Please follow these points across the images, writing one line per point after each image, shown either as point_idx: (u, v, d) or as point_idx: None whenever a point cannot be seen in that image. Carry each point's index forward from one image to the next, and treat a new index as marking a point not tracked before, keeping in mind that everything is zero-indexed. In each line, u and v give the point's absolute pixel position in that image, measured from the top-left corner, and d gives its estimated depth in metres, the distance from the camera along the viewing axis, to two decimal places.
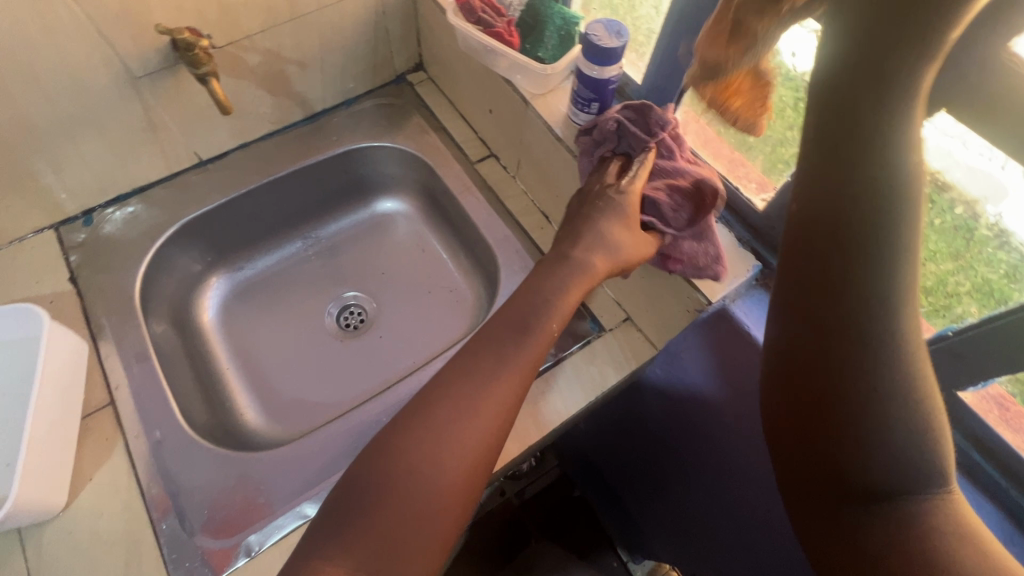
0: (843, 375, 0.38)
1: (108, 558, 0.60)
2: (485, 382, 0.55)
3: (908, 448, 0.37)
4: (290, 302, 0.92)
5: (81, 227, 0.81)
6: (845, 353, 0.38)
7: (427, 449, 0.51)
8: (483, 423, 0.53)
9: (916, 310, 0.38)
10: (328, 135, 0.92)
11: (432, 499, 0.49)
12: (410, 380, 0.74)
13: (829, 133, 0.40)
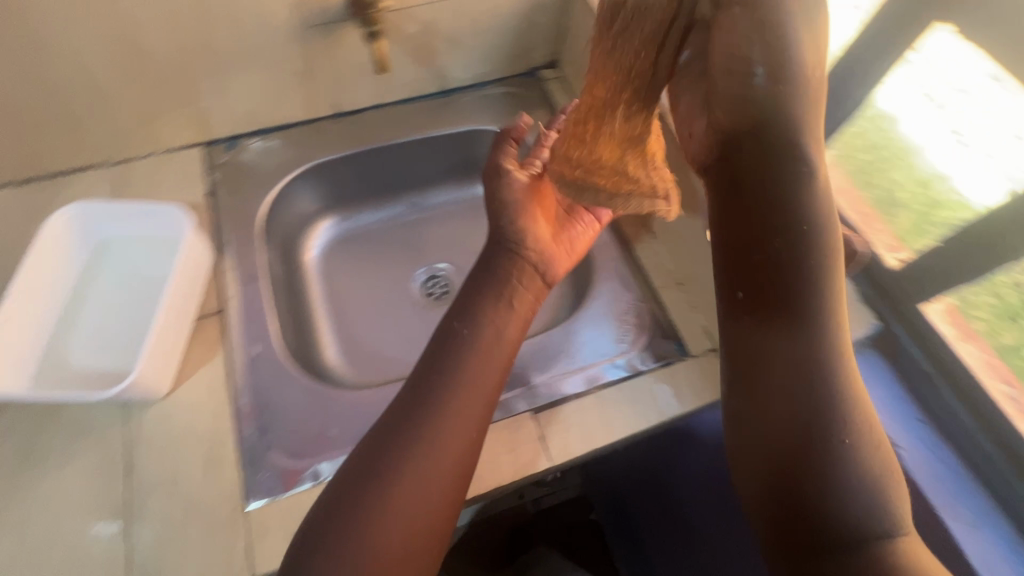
0: (812, 452, 0.41)
1: (193, 448, 0.65)
2: (442, 421, 0.55)
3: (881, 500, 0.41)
4: (384, 260, 0.96)
5: (225, 149, 0.88)
6: (806, 440, 0.41)
7: (393, 493, 0.51)
8: (451, 456, 0.54)
9: (857, 408, 0.42)
10: (456, 112, 0.96)
11: (402, 534, 0.50)
12: None
13: (737, 234, 0.44)
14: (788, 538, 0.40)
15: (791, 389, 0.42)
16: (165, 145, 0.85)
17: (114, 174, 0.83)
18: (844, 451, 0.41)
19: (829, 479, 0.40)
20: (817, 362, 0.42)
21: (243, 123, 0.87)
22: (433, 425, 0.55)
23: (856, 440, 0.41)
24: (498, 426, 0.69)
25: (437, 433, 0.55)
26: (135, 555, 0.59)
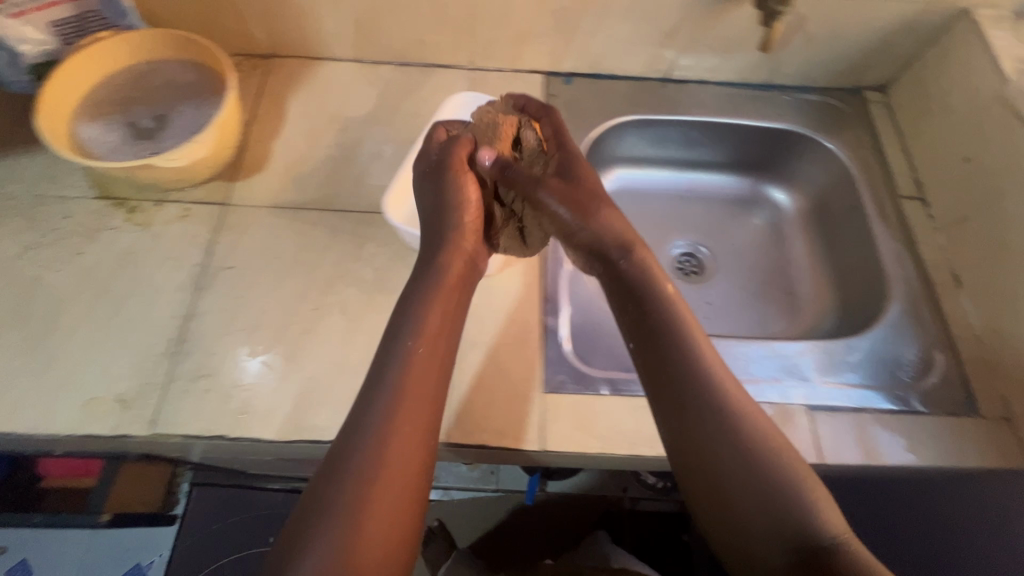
0: (770, 506, 0.53)
1: (508, 327, 0.75)
2: (392, 428, 0.52)
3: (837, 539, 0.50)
4: (650, 224, 1.04)
5: (562, 83, 0.96)
6: (761, 499, 0.53)
7: (349, 492, 0.48)
8: (416, 445, 0.52)
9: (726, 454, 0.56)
10: (773, 108, 0.97)
11: (371, 531, 0.47)
12: (771, 344, 0.77)
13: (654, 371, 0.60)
14: (792, 557, 0.51)
15: (749, 453, 0.55)
16: (518, 65, 0.94)
17: (470, 78, 0.95)
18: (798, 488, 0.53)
19: (772, 514, 0.52)
20: (731, 412, 0.57)
21: (586, 64, 0.94)
22: (377, 419, 0.52)
23: (791, 480, 0.53)
24: (773, 408, 0.71)
25: (382, 430, 0.51)
26: (452, 394, 0.69)
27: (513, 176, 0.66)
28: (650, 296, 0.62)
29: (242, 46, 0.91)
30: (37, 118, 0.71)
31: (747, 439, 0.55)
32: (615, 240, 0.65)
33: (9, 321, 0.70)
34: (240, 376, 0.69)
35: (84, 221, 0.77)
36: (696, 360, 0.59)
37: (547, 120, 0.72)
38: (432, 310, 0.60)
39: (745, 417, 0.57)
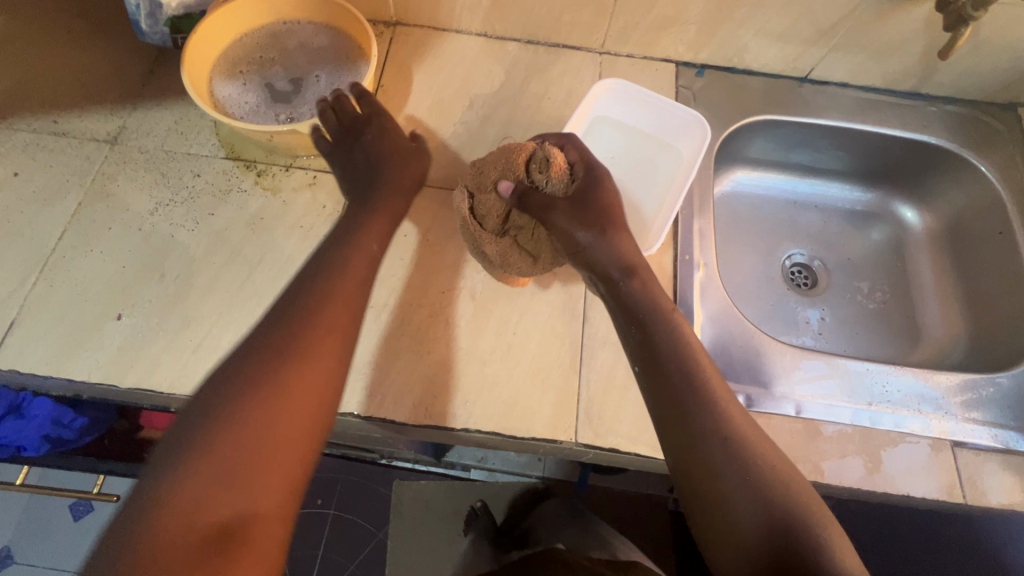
0: (746, 486, 0.53)
1: None
2: (314, 346, 0.54)
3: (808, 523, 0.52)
4: (763, 232, 0.99)
5: (694, 74, 0.91)
6: (747, 486, 0.53)
7: (252, 399, 0.50)
8: (322, 372, 0.54)
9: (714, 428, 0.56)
10: (919, 118, 0.91)
11: (267, 437, 0.49)
12: (912, 372, 0.73)
13: (647, 361, 0.61)
14: (765, 544, 0.51)
15: (721, 439, 0.55)
16: (652, 51, 0.90)
17: (599, 62, 0.91)
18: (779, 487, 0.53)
19: (762, 498, 0.53)
20: (712, 401, 0.57)
21: (723, 56, 0.90)
22: (298, 348, 0.54)
23: (764, 464, 0.55)
24: (914, 439, 0.68)
25: (297, 360, 0.53)
26: (582, 393, 0.67)
27: (528, 205, 0.64)
28: (653, 313, 0.63)
29: (371, 11, 0.88)
30: (185, 77, 0.71)
31: (733, 426, 0.56)
32: (617, 263, 0.65)
33: (145, 276, 0.70)
34: (370, 354, 0.68)
35: (214, 181, 0.76)
36: (684, 358, 0.60)
37: (570, 145, 0.68)
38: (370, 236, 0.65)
39: (724, 408, 0.57)
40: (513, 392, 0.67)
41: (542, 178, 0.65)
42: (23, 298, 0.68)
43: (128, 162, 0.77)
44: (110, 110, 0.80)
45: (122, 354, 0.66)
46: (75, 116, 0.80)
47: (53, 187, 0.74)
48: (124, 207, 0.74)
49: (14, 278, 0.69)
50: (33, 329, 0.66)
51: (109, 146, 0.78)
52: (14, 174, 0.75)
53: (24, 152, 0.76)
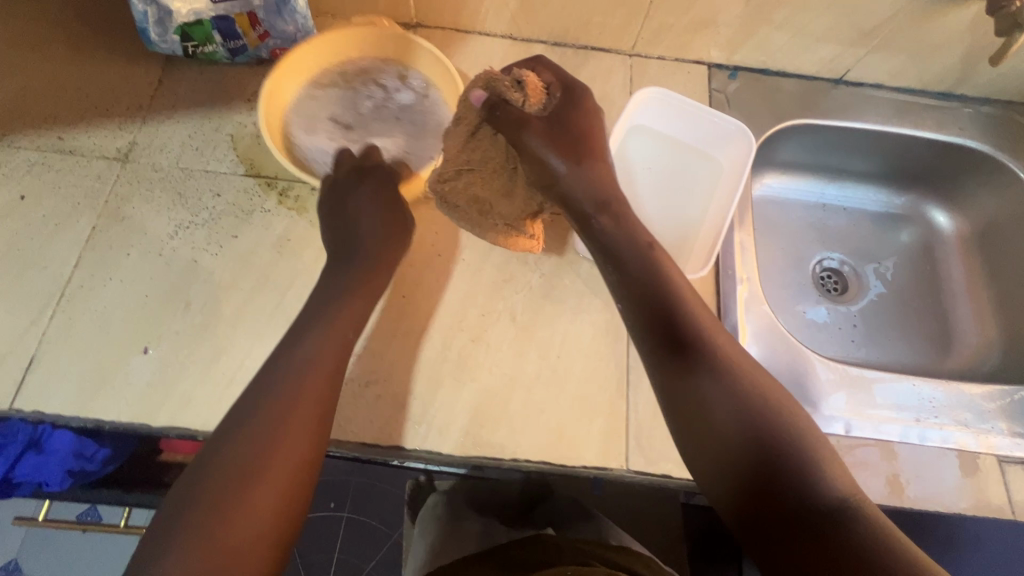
0: (730, 415, 0.53)
1: None
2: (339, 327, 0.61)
3: (792, 440, 0.51)
4: (791, 236, 0.98)
5: (726, 77, 0.88)
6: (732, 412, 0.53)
7: (262, 425, 0.53)
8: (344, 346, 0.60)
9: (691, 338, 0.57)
10: (953, 120, 0.89)
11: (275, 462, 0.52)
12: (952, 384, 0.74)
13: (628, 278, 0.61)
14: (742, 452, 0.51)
15: (706, 367, 0.55)
16: (683, 54, 0.87)
17: (630, 65, 0.87)
18: (766, 404, 0.53)
19: (738, 406, 0.53)
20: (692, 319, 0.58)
21: (757, 57, 0.87)
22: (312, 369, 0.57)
23: (741, 374, 0.55)
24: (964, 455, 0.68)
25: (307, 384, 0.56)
26: (631, 418, 0.66)
27: (500, 119, 0.62)
28: (642, 250, 0.62)
29: (389, 12, 0.83)
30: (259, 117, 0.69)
31: (715, 351, 0.56)
32: (593, 197, 0.64)
33: (168, 305, 0.67)
34: (411, 382, 0.66)
35: (236, 201, 0.73)
36: (673, 296, 0.59)
37: (540, 68, 0.67)
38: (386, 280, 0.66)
39: (712, 341, 0.57)
40: (560, 419, 0.65)
41: (519, 97, 0.62)
42: (40, 334, 0.64)
43: (142, 181, 0.73)
44: (117, 124, 0.76)
45: (150, 390, 0.63)
46: (80, 132, 0.75)
47: (63, 211, 0.70)
48: (141, 231, 0.70)
49: (29, 312, 0.65)
50: (53, 366, 0.63)
51: (120, 163, 0.73)
52: (21, 198, 0.70)
53: (29, 173, 0.72)
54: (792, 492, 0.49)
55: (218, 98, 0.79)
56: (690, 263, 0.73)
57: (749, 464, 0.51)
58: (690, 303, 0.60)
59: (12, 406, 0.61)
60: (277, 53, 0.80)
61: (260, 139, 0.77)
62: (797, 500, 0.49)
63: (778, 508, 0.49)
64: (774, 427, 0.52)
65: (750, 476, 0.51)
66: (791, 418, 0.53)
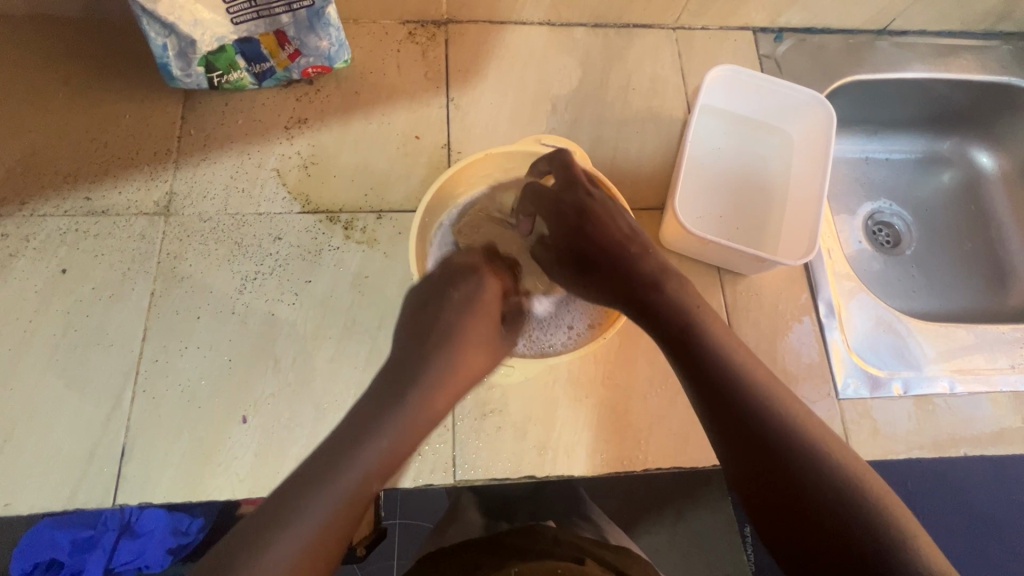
0: (724, 415, 0.41)
1: (784, 329, 0.71)
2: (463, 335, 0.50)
3: (833, 459, 0.39)
4: (842, 193, 0.94)
5: (772, 40, 0.86)
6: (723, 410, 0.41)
7: (339, 479, 0.39)
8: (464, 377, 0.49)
9: (700, 326, 0.46)
10: (992, 60, 0.90)
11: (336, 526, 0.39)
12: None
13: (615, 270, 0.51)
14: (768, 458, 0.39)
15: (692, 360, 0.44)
16: (729, 21, 0.83)
17: (675, 39, 0.83)
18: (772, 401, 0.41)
19: (763, 405, 0.41)
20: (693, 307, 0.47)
21: (803, 16, 0.84)
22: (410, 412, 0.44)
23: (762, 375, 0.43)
24: None
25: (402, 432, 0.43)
26: None
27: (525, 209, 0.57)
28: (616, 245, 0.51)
29: (419, 10, 0.77)
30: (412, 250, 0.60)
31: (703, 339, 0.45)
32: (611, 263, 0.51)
33: (255, 367, 0.62)
34: (525, 408, 0.63)
35: (299, 242, 0.67)
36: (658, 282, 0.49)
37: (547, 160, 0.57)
38: (478, 324, 0.51)
39: (710, 326, 0.46)
40: (682, 421, 0.64)
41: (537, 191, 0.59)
42: (125, 419, 0.59)
43: (191, 235, 0.66)
44: (148, 173, 0.68)
45: (260, 460, 0.59)
46: (108, 187, 0.67)
47: (114, 280, 0.64)
48: (205, 289, 0.64)
49: (107, 397, 0.60)
50: (149, 452, 0.59)
51: (163, 218, 0.67)
52: (63, 272, 0.64)
53: (65, 243, 0.65)
54: (816, 507, 0.37)
55: (252, 129, 0.71)
56: (781, 249, 0.70)
57: (756, 475, 0.40)
58: (674, 287, 0.49)
59: (117, 502, 0.57)
60: (309, 72, 0.72)
61: (308, 169, 0.71)
62: (835, 525, 0.37)
63: (804, 529, 0.37)
64: (785, 430, 0.40)
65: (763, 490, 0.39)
66: (807, 421, 0.41)
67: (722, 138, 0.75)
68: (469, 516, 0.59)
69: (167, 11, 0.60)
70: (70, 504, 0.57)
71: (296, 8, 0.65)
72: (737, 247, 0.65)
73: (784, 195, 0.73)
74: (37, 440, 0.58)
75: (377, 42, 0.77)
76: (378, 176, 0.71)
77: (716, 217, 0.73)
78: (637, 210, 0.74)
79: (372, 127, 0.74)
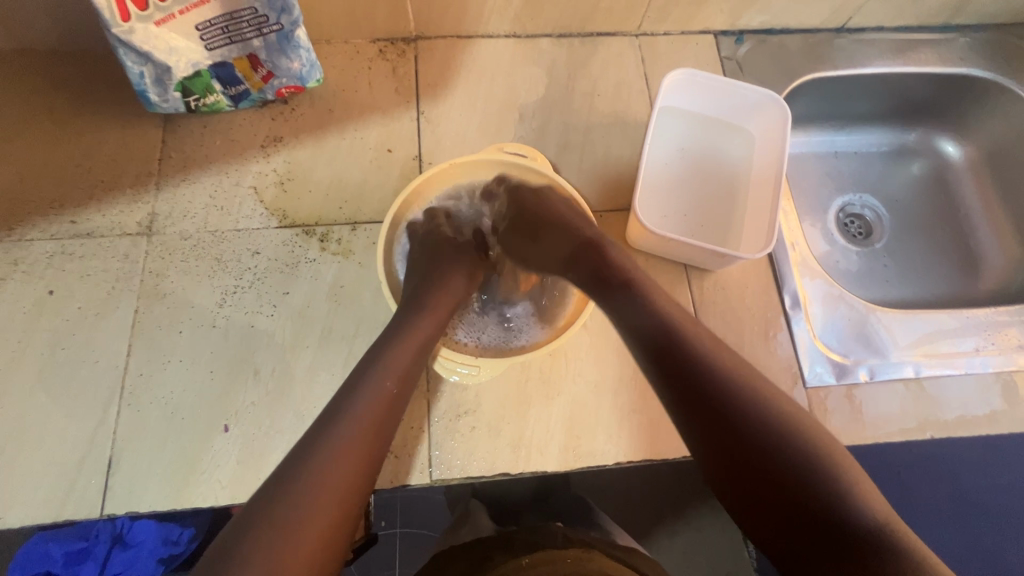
0: (692, 393, 0.42)
1: (751, 323, 0.72)
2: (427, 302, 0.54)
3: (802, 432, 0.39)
4: (813, 187, 0.96)
5: (733, 43, 0.88)
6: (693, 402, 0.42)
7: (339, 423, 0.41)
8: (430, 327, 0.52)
9: (663, 312, 0.48)
10: (952, 51, 0.92)
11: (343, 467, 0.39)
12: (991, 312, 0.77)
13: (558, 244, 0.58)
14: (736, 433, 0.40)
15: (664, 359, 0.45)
16: (690, 26, 0.86)
17: (638, 46, 0.86)
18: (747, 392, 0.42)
19: (730, 380, 0.42)
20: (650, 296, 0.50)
21: (762, 19, 0.87)
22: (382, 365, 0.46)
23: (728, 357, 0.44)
24: (1005, 378, 0.74)
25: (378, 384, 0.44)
26: None
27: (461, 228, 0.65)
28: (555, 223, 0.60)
29: (387, 28, 0.79)
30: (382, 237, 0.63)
31: (677, 337, 0.45)
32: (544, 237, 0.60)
33: (236, 377, 0.64)
34: (499, 408, 0.65)
35: (277, 255, 0.70)
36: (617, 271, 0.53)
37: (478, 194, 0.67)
38: (448, 284, 0.58)
39: (671, 312, 0.48)
40: (651, 414, 0.67)
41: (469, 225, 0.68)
42: (112, 433, 0.62)
43: (173, 253, 0.69)
44: (130, 195, 0.71)
45: (242, 468, 0.61)
46: (93, 211, 0.70)
47: (100, 300, 0.66)
48: (187, 305, 0.67)
49: (93, 413, 0.62)
50: (135, 463, 0.61)
51: (145, 237, 0.69)
52: (49, 293, 0.66)
53: (51, 265, 0.67)
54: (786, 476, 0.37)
55: (230, 149, 0.74)
56: (744, 244, 0.72)
57: (728, 449, 0.40)
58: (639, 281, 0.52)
59: (105, 512, 0.59)
60: (283, 92, 0.75)
61: (284, 185, 0.73)
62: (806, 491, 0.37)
63: (772, 507, 0.37)
64: (750, 403, 0.41)
65: (736, 472, 0.39)
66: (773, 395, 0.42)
67: (685, 140, 0.78)
68: (478, 520, 0.60)
69: (141, 40, 0.63)
70: (60, 516, 0.59)
71: (265, 32, 0.67)
72: (697, 243, 0.68)
73: (747, 191, 0.75)
74: (27, 455, 0.61)
75: (348, 61, 0.80)
76: (352, 189, 0.74)
77: (681, 216, 0.75)
78: (605, 211, 0.76)
79: (345, 142, 0.76)
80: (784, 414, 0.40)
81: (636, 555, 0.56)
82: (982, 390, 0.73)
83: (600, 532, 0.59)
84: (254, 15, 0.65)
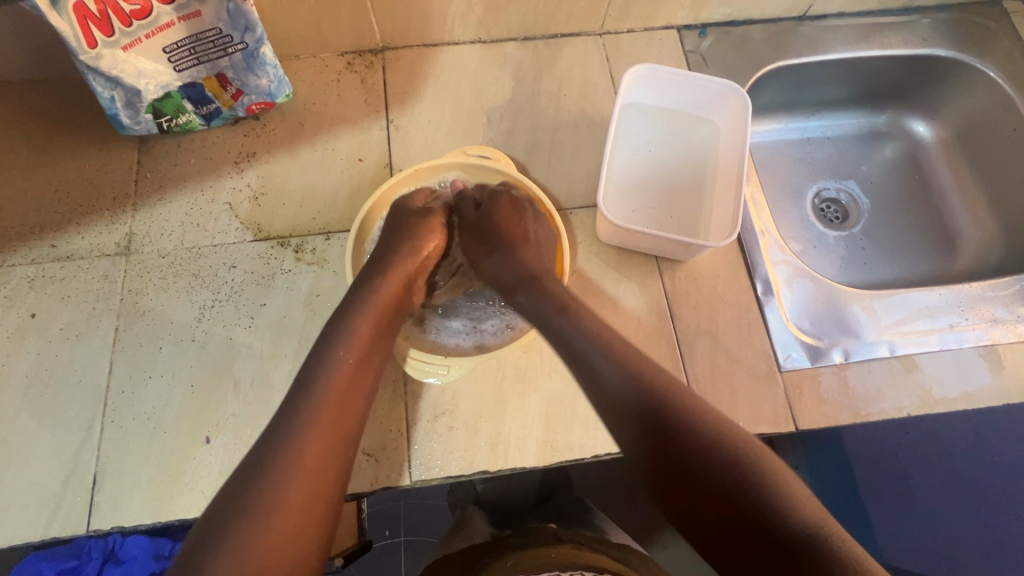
0: (661, 453, 0.46)
1: (725, 312, 0.73)
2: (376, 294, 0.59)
3: (751, 459, 0.44)
4: (789, 172, 0.96)
5: (697, 36, 0.90)
6: (663, 453, 0.46)
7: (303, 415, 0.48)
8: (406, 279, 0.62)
9: (628, 356, 0.51)
10: (917, 33, 0.92)
11: (294, 506, 0.45)
12: (956, 288, 0.77)
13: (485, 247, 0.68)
14: (692, 468, 0.45)
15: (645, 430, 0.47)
16: (652, 23, 0.87)
17: (603, 44, 0.87)
18: (694, 420, 0.46)
19: (685, 413, 0.47)
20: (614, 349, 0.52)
21: (723, 11, 0.88)
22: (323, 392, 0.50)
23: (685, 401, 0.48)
24: (982, 352, 0.74)
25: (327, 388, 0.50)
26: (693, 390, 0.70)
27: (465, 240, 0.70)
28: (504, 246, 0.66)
29: (354, 41, 0.81)
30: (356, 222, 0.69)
31: (646, 394, 0.48)
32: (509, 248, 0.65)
33: (216, 390, 0.65)
34: (477, 407, 0.66)
35: (253, 268, 0.71)
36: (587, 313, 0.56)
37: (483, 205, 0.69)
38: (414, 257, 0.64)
39: (635, 360, 0.51)
40: None
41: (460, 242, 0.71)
42: (95, 450, 0.63)
43: (151, 271, 0.70)
44: (108, 217, 0.72)
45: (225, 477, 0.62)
46: (72, 234, 0.71)
47: (81, 320, 0.68)
48: (166, 320, 0.68)
49: (77, 431, 0.64)
50: (120, 477, 0.62)
51: (124, 257, 0.71)
52: (32, 316, 0.68)
53: (33, 289, 0.69)
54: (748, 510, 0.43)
55: (205, 167, 0.76)
56: (712, 232, 0.74)
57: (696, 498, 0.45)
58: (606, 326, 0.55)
59: (91, 528, 0.61)
60: (254, 109, 0.77)
61: (258, 200, 0.75)
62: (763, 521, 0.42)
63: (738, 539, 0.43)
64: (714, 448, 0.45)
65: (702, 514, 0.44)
66: (730, 433, 0.46)
67: (653, 131, 0.80)
68: (477, 525, 0.69)
69: (109, 65, 0.64)
70: (47, 533, 0.60)
71: (231, 52, 0.69)
72: (663, 234, 0.68)
73: (714, 179, 0.77)
74: (12, 476, 0.62)
75: (317, 75, 0.81)
76: (325, 198, 0.75)
77: (649, 210, 0.77)
78: (575, 209, 0.77)
79: (317, 154, 0.78)
80: (746, 446, 0.45)
81: (628, 550, 0.62)
82: (967, 371, 0.73)
83: (595, 532, 0.65)
84: (218, 36, 0.67)
